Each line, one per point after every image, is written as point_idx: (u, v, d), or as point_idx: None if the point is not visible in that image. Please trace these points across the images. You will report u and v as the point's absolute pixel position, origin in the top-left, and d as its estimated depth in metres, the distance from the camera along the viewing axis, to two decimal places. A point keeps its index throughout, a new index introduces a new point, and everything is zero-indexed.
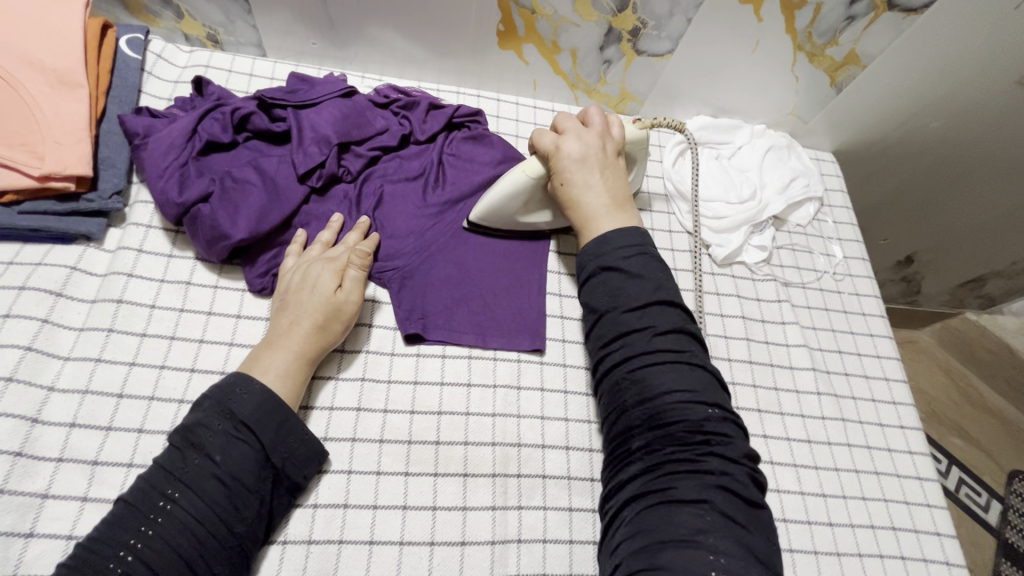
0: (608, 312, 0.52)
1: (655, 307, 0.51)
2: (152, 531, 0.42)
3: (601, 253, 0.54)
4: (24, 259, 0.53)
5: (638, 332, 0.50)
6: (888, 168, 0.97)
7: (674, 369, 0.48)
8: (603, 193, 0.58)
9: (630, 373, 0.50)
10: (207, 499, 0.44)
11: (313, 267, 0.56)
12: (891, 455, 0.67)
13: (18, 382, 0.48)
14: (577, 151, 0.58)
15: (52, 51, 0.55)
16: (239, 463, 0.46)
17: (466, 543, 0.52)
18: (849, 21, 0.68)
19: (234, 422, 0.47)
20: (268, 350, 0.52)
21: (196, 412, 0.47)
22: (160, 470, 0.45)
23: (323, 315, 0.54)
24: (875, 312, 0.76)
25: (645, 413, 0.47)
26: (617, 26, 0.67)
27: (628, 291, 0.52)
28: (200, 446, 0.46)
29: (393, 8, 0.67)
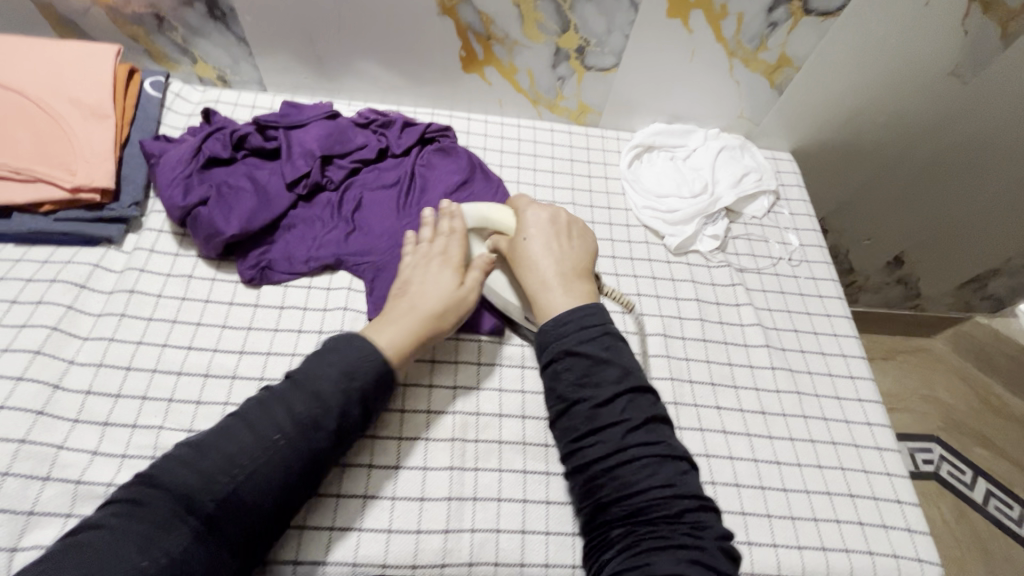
0: (576, 403, 0.53)
1: (625, 396, 0.53)
2: (263, 460, 0.48)
3: (562, 336, 0.56)
4: (57, 258, 0.64)
5: (610, 427, 0.51)
6: (849, 173, 1.00)
7: (648, 456, 0.50)
8: (561, 262, 0.61)
9: (603, 465, 0.51)
10: (313, 446, 0.50)
11: (435, 262, 0.61)
12: (849, 425, 0.68)
13: (44, 355, 0.57)
14: (542, 220, 0.64)
15: (88, 90, 0.68)
16: (348, 424, 0.52)
17: (425, 499, 0.56)
18: (772, 28, 0.75)
19: (354, 386, 0.53)
20: (389, 323, 0.58)
21: (330, 359, 0.54)
22: (286, 409, 0.50)
23: (443, 305, 0.59)
24: (833, 294, 0.78)
25: (619, 498, 0.49)
26: (564, 46, 0.76)
27: (600, 377, 0.53)
28: (320, 396, 0.51)
29: (369, 45, 0.78)
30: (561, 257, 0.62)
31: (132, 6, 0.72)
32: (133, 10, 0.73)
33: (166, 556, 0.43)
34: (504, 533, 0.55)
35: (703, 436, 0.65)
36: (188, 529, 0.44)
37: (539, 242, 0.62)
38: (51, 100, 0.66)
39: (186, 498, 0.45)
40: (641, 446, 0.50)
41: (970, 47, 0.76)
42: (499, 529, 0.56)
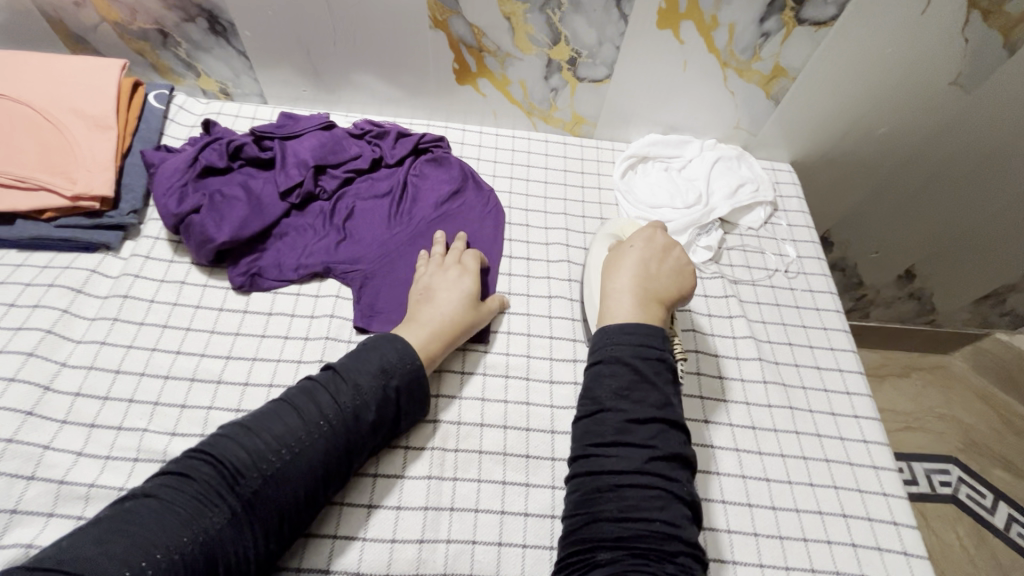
0: (610, 412, 0.52)
1: (660, 424, 0.52)
2: (302, 446, 0.50)
3: (619, 343, 0.55)
4: (56, 263, 0.66)
5: (635, 447, 0.50)
6: (852, 184, 0.98)
7: (661, 488, 0.49)
8: (644, 282, 0.61)
9: (615, 480, 0.50)
10: (346, 438, 0.52)
11: (451, 272, 0.66)
12: (844, 443, 0.66)
13: (36, 357, 0.59)
14: (655, 242, 0.64)
15: (92, 102, 0.70)
16: (383, 420, 0.55)
17: (401, 508, 0.56)
18: (764, 38, 0.74)
19: (391, 383, 0.56)
20: (415, 325, 0.61)
21: (371, 357, 0.57)
22: (329, 397, 0.53)
23: (460, 310, 0.63)
24: (830, 307, 0.76)
25: (617, 520, 0.48)
26: (556, 57, 0.76)
27: (640, 396, 0.52)
28: (359, 390, 0.54)
29: (364, 58, 0.79)
30: (648, 281, 0.61)
31: (138, 22, 0.75)
32: (138, 26, 0.76)
33: (203, 535, 0.44)
34: (479, 545, 0.54)
35: None
36: (227, 508, 0.46)
37: (636, 254, 0.63)
38: (56, 112, 0.69)
39: (232, 475, 0.47)
40: (657, 477, 0.49)
41: (973, 56, 0.74)
42: (475, 540, 0.55)
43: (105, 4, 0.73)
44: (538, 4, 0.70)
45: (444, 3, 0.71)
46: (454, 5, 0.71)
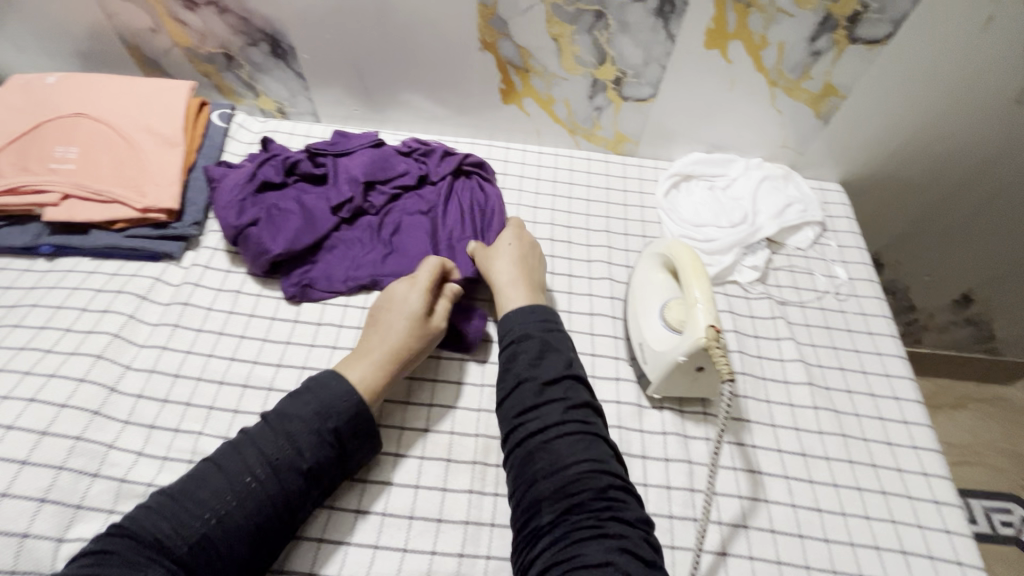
0: (526, 380, 0.56)
1: (569, 379, 0.56)
2: (234, 501, 0.50)
3: (520, 322, 0.61)
4: (124, 271, 0.70)
5: (554, 403, 0.54)
6: (903, 203, 0.94)
7: (583, 433, 0.52)
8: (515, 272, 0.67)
9: (541, 437, 0.53)
10: (283, 487, 0.51)
11: (400, 290, 0.64)
12: (901, 474, 0.62)
13: (104, 359, 0.62)
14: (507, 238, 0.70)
15: (162, 120, 0.75)
16: (320, 464, 0.53)
17: (442, 520, 0.56)
18: (815, 57, 0.73)
19: (325, 427, 0.54)
20: (359, 355, 0.60)
21: (305, 401, 0.56)
22: (257, 452, 0.52)
23: (405, 334, 0.61)
24: (884, 331, 0.74)
25: (550, 472, 0.50)
26: (601, 77, 0.77)
27: (550, 359, 0.57)
28: (292, 438, 0.53)
29: (414, 78, 0.82)
30: (517, 271, 0.67)
31: (207, 47, 0.80)
32: (207, 50, 0.81)
33: None
34: None
35: (736, 475, 0.61)
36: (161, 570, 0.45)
37: (509, 250, 0.69)
38: (130, 129, 0.73)
39: (156, 544, 0.46)
40: (577, 424, 0.53)
41: None
42: None
43: (178, 30, 0.78)
44: (586, 25, 0.71)
45: (494, 26, 0.73)
46: (504, 28, 0.73)
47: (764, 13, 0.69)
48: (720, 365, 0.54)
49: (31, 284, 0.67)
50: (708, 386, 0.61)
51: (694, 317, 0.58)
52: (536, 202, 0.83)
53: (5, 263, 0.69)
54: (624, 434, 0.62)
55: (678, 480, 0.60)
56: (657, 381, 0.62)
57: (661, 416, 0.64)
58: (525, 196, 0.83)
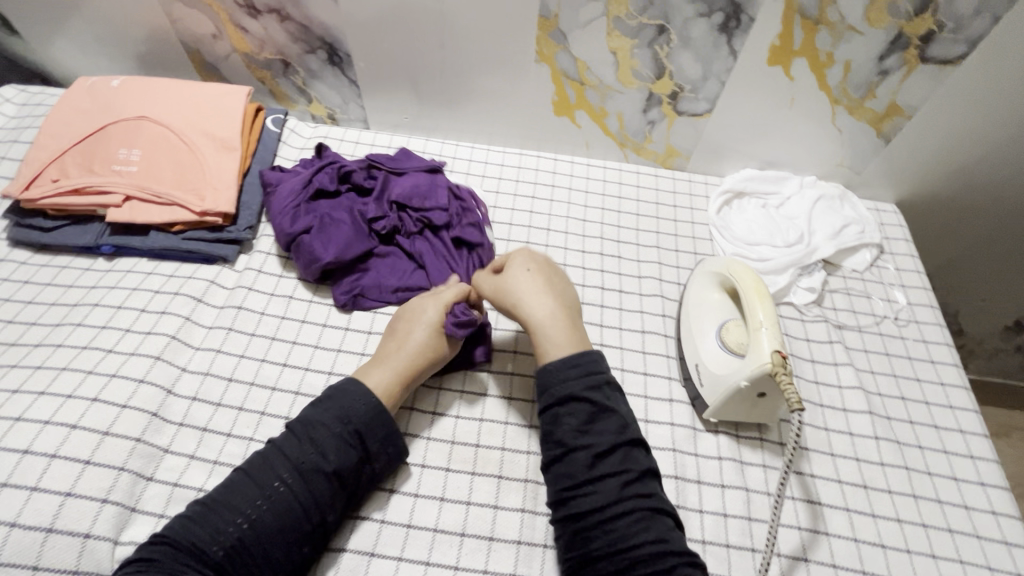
0: (577, 449, 0.52)
1: (624, 447, 0.52)
2: (264, 505, 0.50)
3: (567, 378, 0.55)
4: (181, 273, 0.70)
5: (609, 479, 0.51)
6: (960, 228, 0.91)
7: (642, 510, 0.49)
8: (551, 308, 0.60)
9: (597, 518, 0.49)
10: (311, 490, 0.51)
11: (422, 303, 0.63)
12: (969, 512, 0.60)
13: (162, 360, 0.62)
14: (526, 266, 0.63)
15: (220, 124, 0.76)
16: (344, 467, 0.53)
17: (493, 539, 0.56)
18: (882, 76, 0.71)
19: (350, 429, 0.54)
20: (377, 363, 0.60)
21: (324, 407, 0.55)
22: (280, 454, 0.53)
23: (423, 347, 0.60)
24: (947, 360, 0.71)
25: (608, 551, 0.48)
26: (657, 91, 0.76)
27: (603, 426, 0.53)
28: (315, 443, 0.53)
29: (467, 88, 0.81)
30: (550, 306, 0.60)
31: (265, 53, 0.81)
32: (265, 57, 0.82)
33: None
34: None
35: (795, 506, 0.59)
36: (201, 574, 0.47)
37: (533, 282, 0.62)
38: (189, 133, 0.74)
39: (192, 550, 0.47)
40: (636, 499, 0.50)
41: None
42: None
43: (238, 37, 0.80)
44: (647, 40, 0.71)
45: (553, 39, 0.73)
46: (562, 40, 0.72)
47: (833, 31, 0.67)
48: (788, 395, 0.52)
49: (92, 283, 0.68)
50: (768, 413, 0.60)
51: (757, 346, 0.56)
52: (584, 214, 0.82)
53: (67, 261, 0.70)
54: (678, 458, 0.61)
55: (735, 507, 0.58)
56: (714, 405, 0.60)
57: (716, 440, 0.62)
58: (573, 209, 0.82)
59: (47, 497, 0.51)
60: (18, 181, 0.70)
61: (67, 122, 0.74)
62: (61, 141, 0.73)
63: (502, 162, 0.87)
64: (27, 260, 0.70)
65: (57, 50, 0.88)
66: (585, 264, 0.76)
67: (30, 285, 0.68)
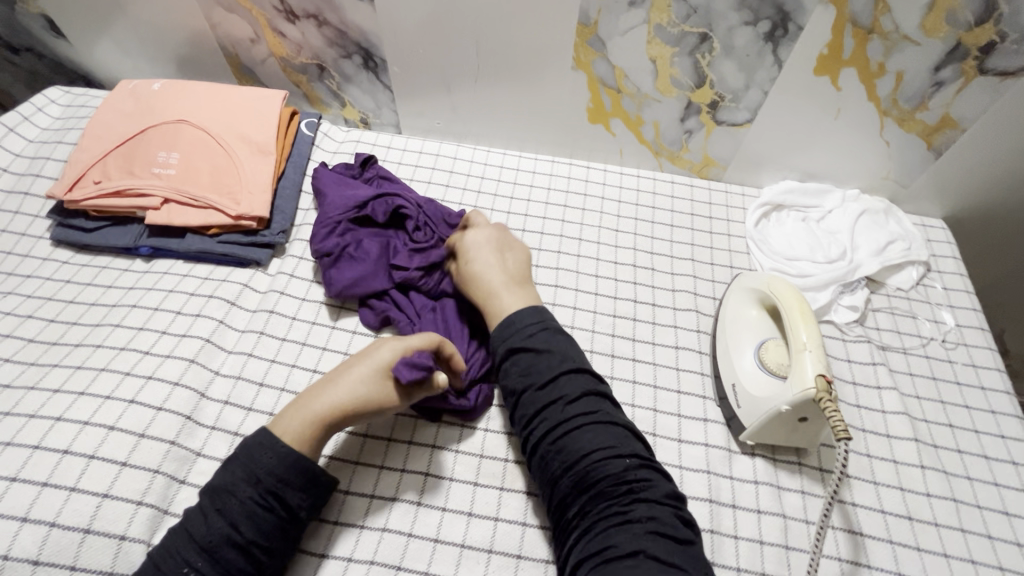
0: (523, 390, 0.55)
1: (566, 374, 0.55)
2: None
3: (507, 334, 0.58)
4: (215, 276, 0.71)
5: (554, 404, 0.53)
6: (1012, 247, 0.86)
7: (591, 425, 0.52)
8: (498, 274, 0.63)
9: (550, 444, 0.52)
10: (227, 565, 0.49)
11: (377, 347, 0.57)
12: (1021, 550, 0.57)
13: (196, 364, 0.63)
14: (475, 237, 0.66)
15: (256, 129, 0.76)
16: (260, 533, 0.50)
17: (522, 557, 0.55)
18: (937, 87, 0.68)
19: (258, 492, 0.50)
20: (306, 396, 0.56)
21: (228, 472, 0.51)
22: (185, 535, 0.49)
23: (356, 396, 0.55)
24: (999, 387, 0.68)
25: (564, 469, 0.51)
26: (696, 100, 0.74)
27: (541, 365, 0.55)
28: (224, 514, 0.50)
29: (501, 93, 0.81)
30: (496, 270, 0.63)
31: (301, 57, 0.82)
32: (301, 61, 0.82)
33: None
34: None
35: (835, 536, 0.57)
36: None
37: (480, 252, 0.65)
38: (227, 137, 0.75)
39: None
40: (581, 416, 0.52)
41: None
42: None
43: (276, 41, 0.80)
44: (688, 48, 0.69)
45: (591, 46, 0.71)
46: (601, 47, 0.71)
47: (886, 40, 0.64)
48: (833, 424, 0.50)
49: (131, 284, 0.69)
50: (808, 438, 0.58)
51: (800, 372, 0.54)
52: (617, 224, 0.80)
53: (107, 261, 0.72)
54: (712, 480, 0.59)
55: (772, 534, 0.56)
56: (752, 427, 0.59)
57: (753, 463, 0.60)
58: (606, 218, 0.81)
59: (84, 498, 0.52)
60: (63, 182, 0.71)
61: (109, 124, 0.75)
62: (103, 143, 0.74)
63: (533, 169, 0.86)
64: (69, 260, 0.71)
65: (101, 53, 0.90)
66: (618, 276, 0.75)
67: (71, 284, 0.69)
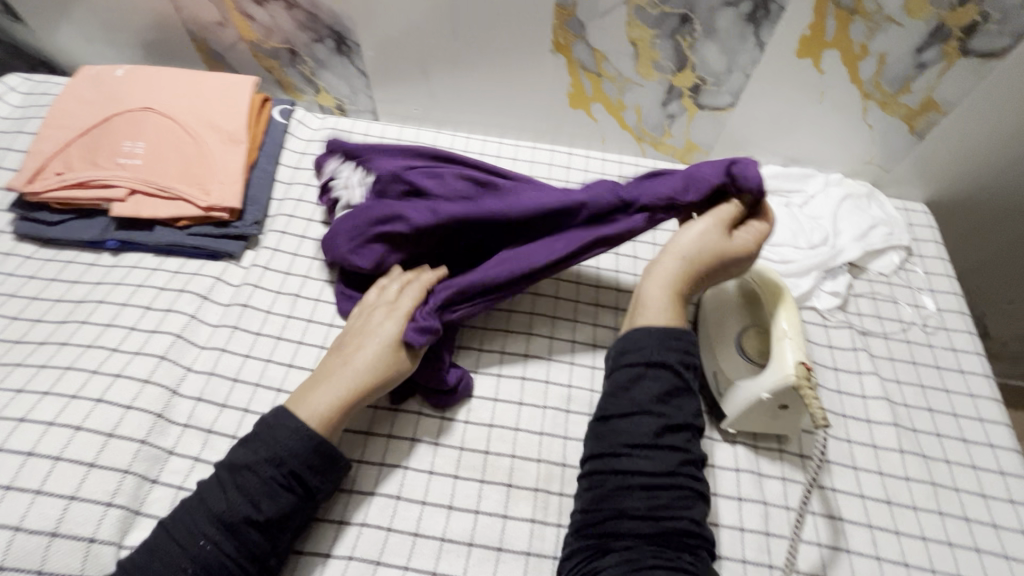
0: (649, 413, 0.52)
1: (692, 428, 0.53)
2: (190, 561, 0.47)
3: (665, 347, 0.54)
4: (185, 269, 0.69)
5: (669, 449, 0.51)
6: (992, 230, 0.86)
7: (690, 486, 0.50)
8: (661, 286, 0.58)
9: (645, 481, 0.49)
10: (242, 541, 0.48)
11: (376, 315, 0.58)
12: (997, 531, 0.57)
13: (167, 361, 0.61)
14: (687, 238, 0.58)
15: (226, 116, 0.74)
16: (276, 514, 0.49)
17: (502, 550, 0.54)
18: (919, 69, 0.67)
19: (281, 471, 0.50)
20: (318, 383, 0.55)
21: (254, 449, 0.51)
22: (204, 505, 0.49)
23: (375, 364, 0.55)
24: (977, 370, 0.68)
25: (646, 512, 0.48)
26: (678, 84, 0.73)
27: (682, 404, 0.53)
28: (243, 490, 0.50)
29: (480, 78, 0.78)
30: (659, 281, 0.58)
31: (271, 42, 0.79)
32: (271, 45, 0.79)
33: None
34: None
35: (815, 521, 0.57)
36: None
37: (676, 262, 0.58)
38: (195, 125, 0.72)
39: None
40: (687, 474, 0.50)
41: None
42: None
43: (244, 25, 0.77)
44: (669, 30, 0.67)
45: (570, 28, 0.69)
46: (580, 30, 0.69)
47: (869, 22, 0.63)
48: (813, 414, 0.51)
49: (98, 279, 0.67)
50: (790, 425, 0.58)
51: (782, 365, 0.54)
52: None
53: (72, 256, 0.69)
54: None
55: (752, 521, 0.56)
56: (733, 415, 0.58)
57: (734, 451, 0.60)
58: None
59: (52, 501, 0.51)
60: (22, 173, 0.69)
61: (70, 113, 0.72)
62: (65, 133, 0.71)
63: (514, 155, 0.84)
64: (32, 255, 0.69)
65: (62, 38, 0.86)
66: (599, 263, 0.74)
67: (35, 280, 0.67)
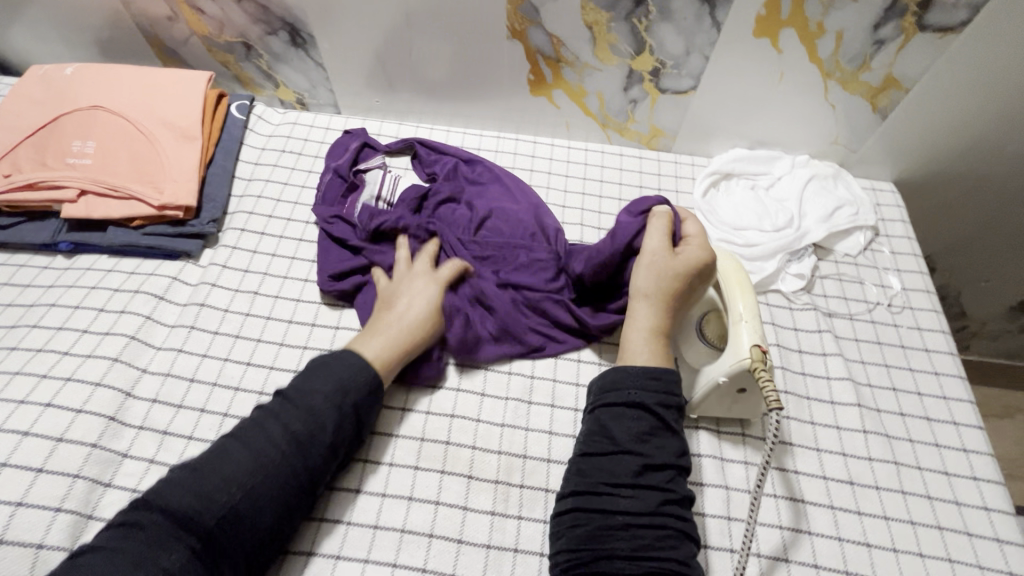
0: (630, 454, 0.51)
1: (675, 469, 0.51)
2: (263, 469, 0.49)
3: (643, 387, 0.54)
4: (141, 270, 0.68)
5: (651, 489, 0.50)
6: (961, 208, 0.86)
7: (676, 527, 0.49)
8: (644, 334, 0.57)
9: (628, 520, 0.48)
10: (311, 458, 0.51)
11: (420, 279, 0.64)
12: (960, 509, 0.57)
13: (120, 363, 0.60)
14: (645, 280, 0.58)
15: (180, 113, 0.72)
16: (341, 439, 0.53)
17: (462, 542, 0.54)
18: (877, 46, 0.66)
19: (347, 401, 0.54)
20: (372, 336, 0.59)
21: (324, 375, 0.55)
22: (278, 418, 0.52)
23: (426, 319, 0.61)
24: (942, 348, 0.68)
25: (630, 554, 0.47)
26: (638, 68, 0.72)
27: (662, 442, 0.52)
28: (315, 411, 0.53)
29: (438, 67, 0.77)
30: (642, 329, 0.58)
31: (225, 36, 0.77)
32: (224, 39, 0.78)
33: None
34: None
35: (776, 504, 0.57)
36: None
37: (648, 304, 0.58)
38: (147, 122, 0.71)
39: (184, 518, 0.46)
40: (672, 515, 0.49)
41: None
42: None
43: (196, 19, 0.76)
44: (624, 12, 0.66)
45: (525, 14, 0.68)
46: (535, 15, 0.68)
47: None
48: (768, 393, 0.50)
49: (51, 282, 0.66)
50: (750, 409, 0.58)
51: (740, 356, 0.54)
52: (563, 200, 0.78)
53: (25, 259, 0.68)
54: None
55: (714, 506, 0.56)
56: (695, 400, 0.58)
57: (697, 437, 0.60)
58: (552, 193, 0.79)
59: None
60: None
61: (17, 113, 0.71)
62: (12, 134, 0.70)
63: (478, 145, 0.83)
64: None
65: (14, 38, 0.85)
66: None
67: None
